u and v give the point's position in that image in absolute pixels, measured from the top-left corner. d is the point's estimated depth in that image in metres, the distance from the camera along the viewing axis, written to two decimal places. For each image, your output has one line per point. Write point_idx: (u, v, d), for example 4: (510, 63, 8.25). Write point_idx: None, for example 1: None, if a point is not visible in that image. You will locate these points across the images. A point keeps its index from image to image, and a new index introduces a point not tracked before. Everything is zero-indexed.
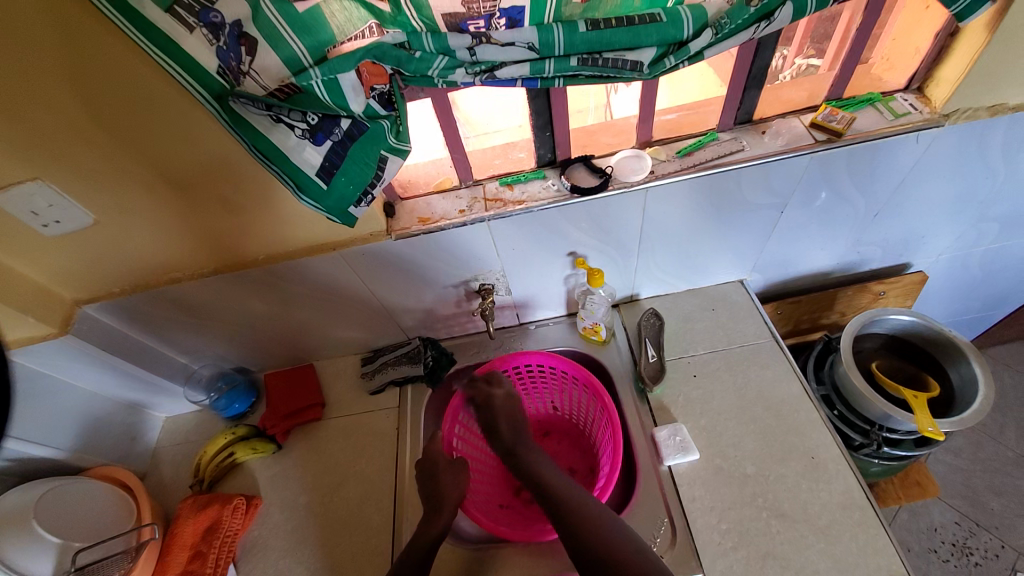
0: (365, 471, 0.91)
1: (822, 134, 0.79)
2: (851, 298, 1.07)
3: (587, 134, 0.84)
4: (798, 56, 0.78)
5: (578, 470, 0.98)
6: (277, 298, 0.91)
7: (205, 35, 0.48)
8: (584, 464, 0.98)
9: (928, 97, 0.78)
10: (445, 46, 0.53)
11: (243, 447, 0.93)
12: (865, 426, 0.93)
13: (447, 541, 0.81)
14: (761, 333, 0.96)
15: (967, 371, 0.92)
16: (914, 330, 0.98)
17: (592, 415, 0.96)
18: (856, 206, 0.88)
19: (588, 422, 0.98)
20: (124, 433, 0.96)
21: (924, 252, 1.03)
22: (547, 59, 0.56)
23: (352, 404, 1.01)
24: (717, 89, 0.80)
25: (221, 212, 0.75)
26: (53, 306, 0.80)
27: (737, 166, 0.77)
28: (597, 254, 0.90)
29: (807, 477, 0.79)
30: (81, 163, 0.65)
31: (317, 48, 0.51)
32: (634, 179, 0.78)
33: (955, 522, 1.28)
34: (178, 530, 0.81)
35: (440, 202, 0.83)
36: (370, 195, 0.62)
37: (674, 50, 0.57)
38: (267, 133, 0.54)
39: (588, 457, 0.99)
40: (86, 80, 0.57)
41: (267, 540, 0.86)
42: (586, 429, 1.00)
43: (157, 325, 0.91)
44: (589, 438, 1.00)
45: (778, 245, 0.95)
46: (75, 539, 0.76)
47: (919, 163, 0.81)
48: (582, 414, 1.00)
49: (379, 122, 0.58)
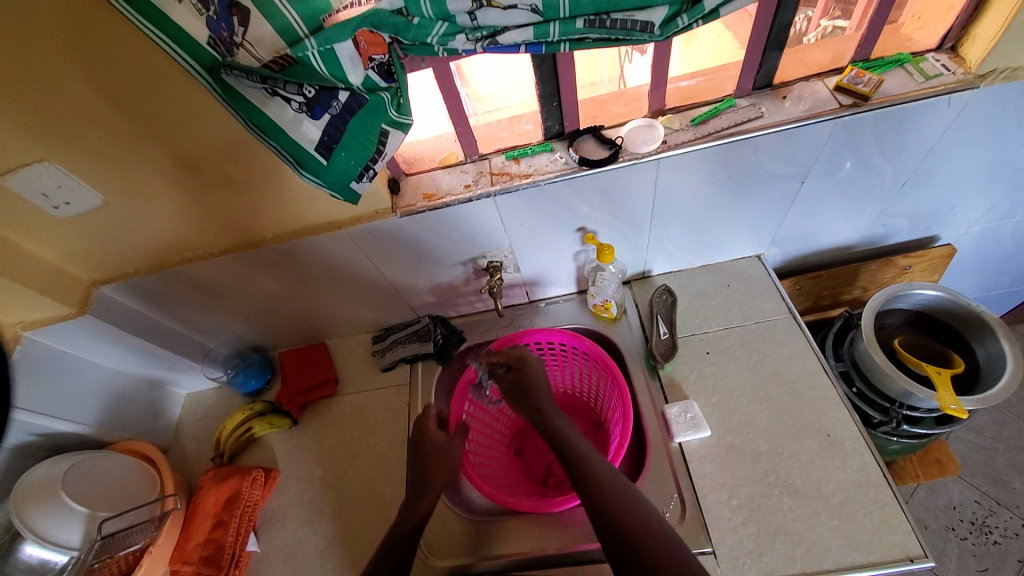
0: (378, 446, 0.93)
1: (848, 98, 0.74)
2: (875, 273, 1.03)
3: (597, 104, 0.80)
4: (823, 18, 0.73)
5: (587, 433, 1.00)
6: (289, 278, 0.91)
7: (193, 4, 0.46)
8: (588, 425, 1.01)
9: (962, 57, 0.72)
10: (445, 11, 0.51)
11: (261, 422, 0.95)
12: (885, 404, 0.90)
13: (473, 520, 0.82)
14: (777, 309, 0.94)
15: (995, 348, 0.88)
16: (940, 305, 0.95)
17: (588, 378, 0.98)
18: (884, 175, 0.83)
19: (584, 385, 1.01)
20: (147, 408, 1.00)
21: (954, 224, 0.97)
22: (552, 22, 0.54)
23: (365, 381, 1.03)
24: (734, 55, 0.75)
25: (228, 192, 0.75)
26: (71, 287, 0.82)
27: (756, 134, 0.73)
28: (608, 230, 0.88)
29: (821, 455, 0.78)
30: (89, 145, 0.65)
31: (312, 17, 0.49)
32: (645, 150, 0.75)
33: (975, 500, 1.26)
34: (201, 500, 0.86)
35: (445, 177, 0.82)
36: (373, 170, 0.61)
37: (687, 9, 0.53)
38: (263, 107, 0.53)
39: (589, 417, 1.03)
40: (88, 59, 0.56)
41: (285, 510, 0.89)
42: (584, 393, 1.03)
43: (170, 305, 0.92)
44: (587, 399, 1.03)
45: (797, 217, 0.91)
46: (101, 509, 0.80)
47: (953, 129, 0.76)
48: (575, 380, 1.02)
49: (378, 94, 0.56)
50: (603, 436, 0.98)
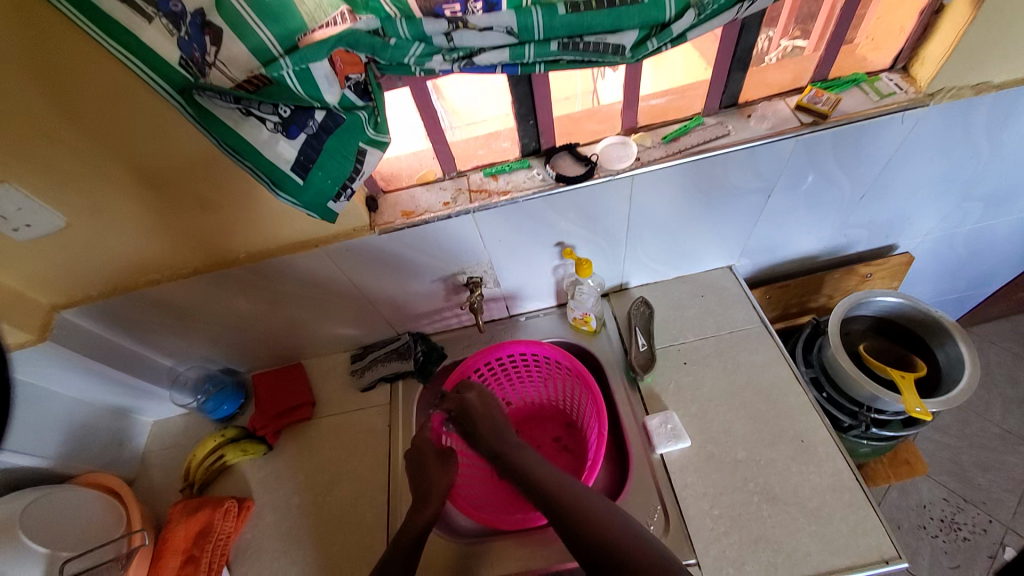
0: (358, 469, 0.91)
1: (807, 116, 0.78)
2: (839, 281, 1.08)
3: (572, 122, 0.82)
4: (783, 38, 0.76)
5: (563, 435, 1.02)
6: (263, 297, 0.89)
7: (165, 25, 0.46)
8: (562, 428, 1.03)
9: (913, 77, 0.78)
10: (421, 32, 0.52)
11: (234, 449, 0.91)
12: (854, 408, 0.94)
13: (463, 542, 0.80)
14: (750, 318, 0.96)
15: (954, 352, 0.93)
16: (901, 311, 0.99)
17: (552, 382, 1.00)
18: (842, 189, 0.88)
19: (549, 390, 1.02)
20: (110, 438, 0.95)
21: (910, 233, 1.03)
22: (527, 44, 0.55)
23: (343, 402, 1.00)
24: (702, 73, 0.78)
25: (199, 211, 0.73)
26: (30, 312, 0.78)
27: (723, 151, 0.76)
28: (585, 244, 0.89)
29: (797, 460, 0.80)
30: (51, 165, 0.62)
31: (287, 37, 0.49)
32: (620, 167, 0.77)
33: (943, 498, 1.30)
34: (170, 535, 0.81)
35: (423, 195, 0.82)
36: (350, 189, 0.61)
37: (656, 33, 0.56)
38: (236, 128, 0.52)
39: (562, 419, 1.04)
40: (53, 78, 0.55)
41: (260, 541, 0.85)
42: (550, 398, 1.04)
43: (137, 329, 0.89)
44: (554, 403, 1.04)
45: (765, 229, 0.95)
46: (62, 548, 0.74)
47: (905, 144, 0.81)
48: (539, 388, 1.03)
49: (355, 113, 0.56)
50: (579, 435, 0.99)
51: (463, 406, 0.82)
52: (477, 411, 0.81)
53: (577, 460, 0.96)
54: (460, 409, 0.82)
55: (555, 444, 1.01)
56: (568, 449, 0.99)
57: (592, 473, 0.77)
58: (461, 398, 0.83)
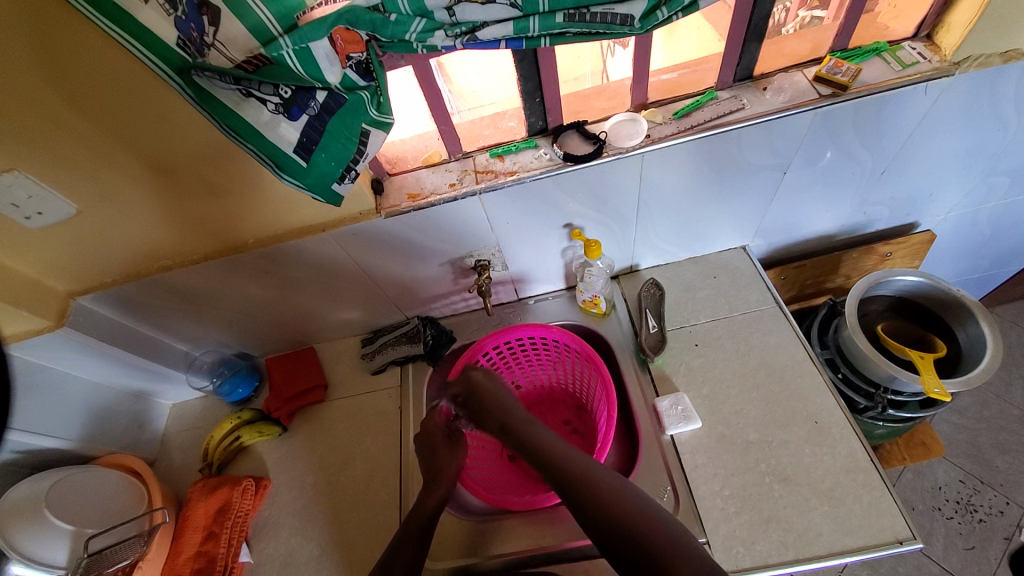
0: (370, 450, 0.93)
1: (828, 88, 0.74)
2: (857, 260, 1.05)
3: (580, 99, 0.80)
4: (801, 8, 0.73)
5: (573, 418, 1.02)
6: (274, 283, 0.90)
7: (161, 5, 0.45)
8: (572, 411, 1.03)
9: (936, 45, 0.74)
10: (422, 7, 0.50)
11: (249, 431, 0.94)
12: (870, 389, 0.92)
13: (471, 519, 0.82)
14: (764, 299, 0.94)
15: (976, 331, 0.90)
16: (921, 290, 0.96)
17: (561, 365, 1.00)
18: (863, 164, 0.84)
19: (558, 373, 1.02)
20: (131, 421, 0.98)
21: (932, 211, 0.99)
22: (532, 16, 0.53)
23: (355, 385, 1.01)
24: (716, 45, 0.75)
25: (206, 197, 0.73)
26: (48, 299, 0.80)
27: (738, 126, 0.74)
28: (594, 225, 0.88)
29: (810, 442, 0.79)
30: (61, 153, 0.63)
31: (285, 15, 0.48)
32: (629, 144, 0.75)
33: (960, 480, 1.29)
34: (190, 512, 0.84)
35: (429, 176, 0.81)
36: (354, 171, 0.60)
37: (666, 2, 0.53)
38: (237, 109, 0.51)
39: (572, 402, 1.04)
40: (56, 64, 0.55)
41: (277, 519, 0.88)
42: (559, 381, 1.04)
43: (153, 315, 0.90)
44: (564, 386, 1.04)
45: (781, 207, 0.92)
46: (87, 526, 0.77)
47: (930, 117, 0.78)
48: (549, 371, 1.03)
49: (357, 93, 0.55)
50: (589, 417, 0.99)
51: (470, 384, 0.78)
52: (485, 387, 0.77)
53: (587, 442, 0.97)
54: (467, 389, 0.78)
55: (565, 426, 1.01)
56: (577, 431, 0.99)
57: (605, 448, 0.78)
58: (467, 377, 0.79)
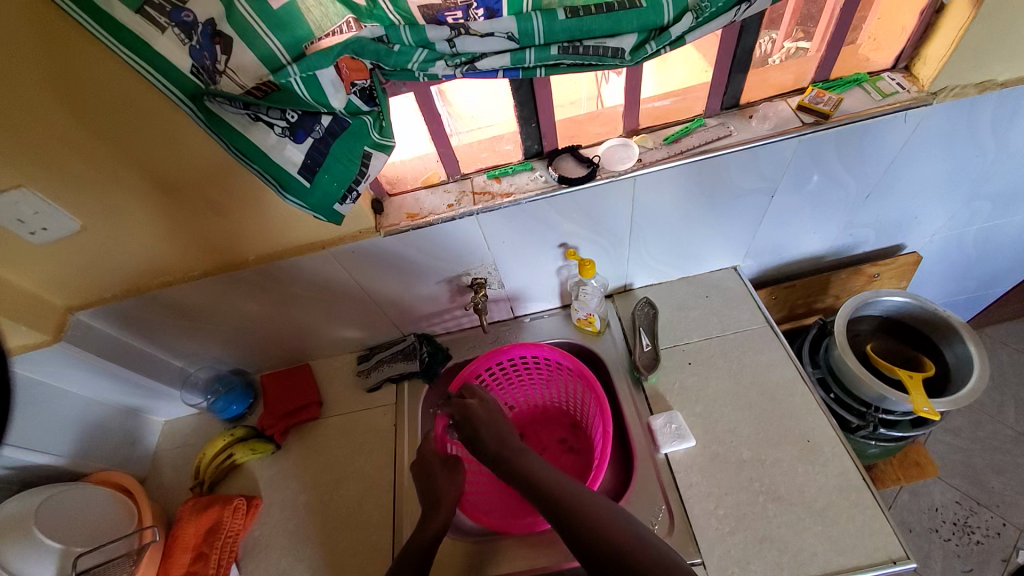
0: (364, 468, 0.92)
1: (811, 116, 0.78)
2: (846, 281, 1.07)
3: (575, 125, 0.83)
4: (786, 40, 0.77)
5: (569, 437, 1.01)
6: (272, 299, 0.91)
7: (177, 34, 0.48)
8: (567, 429, 1.02)
9: (914, 76, 0.78)
10: (424, 38, 0.53)
11: (243, 448, 0.93)
12: (862, 408, 0.93)
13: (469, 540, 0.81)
14: (755, 318, 0.96)
15: (962, 350, 0.92)
16: (908, 310, 0.99)
17: (553, 382, 1.01)
18: (847, 188, 0.88)
19: (552, 391, 1.03)
20: (123, 438, 0.97)
21: (917, 233, 1.02)
22: (528, 49, 0.56)
23: (350, 402, 1.01)
24: (703, 75, 0.79)
25: (210, 215, 0.75)
26: (47, 313, 0.80)
27: (726, 151, 0.77)
28: (588, 245, 0.90)
29: (803, 460, 0.79)
30: (70, 171, 0.65)
31: (294, 44, 0.50)
32: (621, 168, 0.78)
33: (956, 501, 1.28)
34: (181, 531, 0.82)
35: (428, 197, 0.83)
36: (356, 191, 0.62)
37: (654, 36, 0.57)
38: (246, 133, 0.54)
39: (567, 420, 1.03)
40: (72, 87, 0.57)
41: (268, 539, 0.86)
42: (553, 399, 1.04)
43: (150, 330, 0.91)
44: (557, 404, 1.04)
45: (768, 230, 0.95)
46: (76, 544, 0.76)
47: (908, 144, 0.81)
48: (541, 390, 1.03)
49: (361, 118, 0.57)
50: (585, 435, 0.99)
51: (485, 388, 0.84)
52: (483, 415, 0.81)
53: (584, 460, 0.96)
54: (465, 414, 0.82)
55: (560, 445, 1.00)
56: (573, 449, 0.99)
57: (599, 472, 0.78)
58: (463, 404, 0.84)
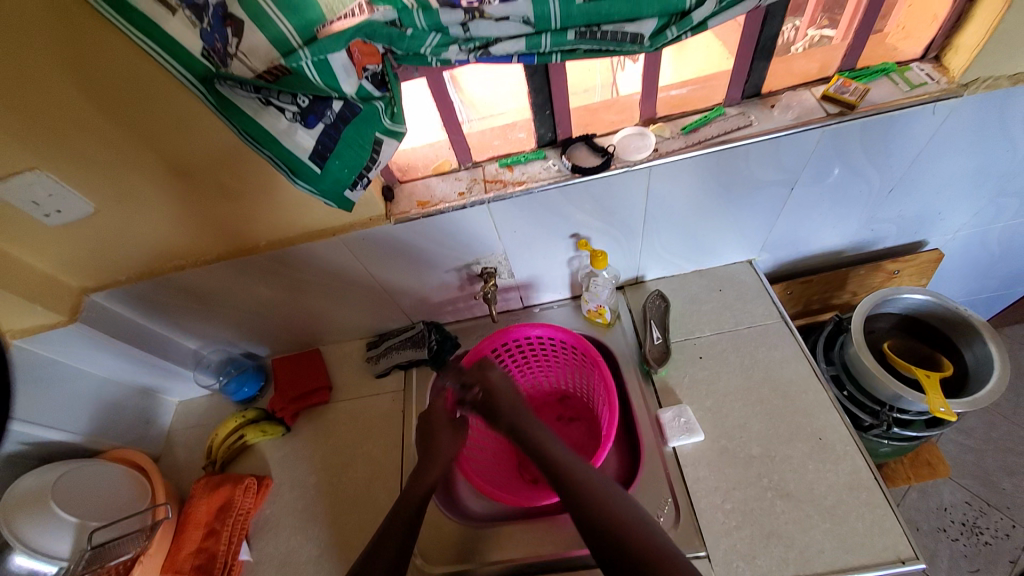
0: (372, 453, 0.93)
1: (835, 107, 0.75)
2: (864, 277, 1.04)
3: (590, 112, 0.81)
4: (811, 27, 0.74)
5: (567, 412, 1.04)
6: (283, 285, 0.91)
7: (187, 16, 0.47)
8: (559, 404, 1.05)
9: (946, 66, 0.74)
10: (437, 22, 0.51)
11: (254, 430, 0.95)
12: (875, 407, 0.91)
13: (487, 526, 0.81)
14: (769, 313, 0.95)
15: (982, 351, 0.90)
16: (928, 309, 0.96)
17: (536, 365, 1.02)
18: (870, 183, 0.85)
19: (535, 376, 1.04)
20: (138, 417, 0.99)
21: (939, 230, 0.99)
22: (544, 33, 0.54)
23: (359, 388, 1.02)
24: (726, 62, 0.76)
25: (222, 200, 0.75)
26: (62, 294, 0.82)
27: (746, 142, 0.74)
28: (600, 236, 0.89)
29: (813, 458, 0.79)
30: (84, 154, 0.65)
31: (306, 27, 0.49)
32: (637, 158, 0.76)
33: (966, 502, 1.27)
34: (193, 509, 0.85)
35: (439, 184, 0.82)
36: (366, 177, 0.61)
37: (676, 21, 0.55)
38: (258, 118, 0.53)
39: (555, 395, 1.06)
40: (86, 71, 0.57)
41: (278, 519, 0.88)
42: (538, 385, 1.06)
43: (163, 311, 0.92)
44: (542, 387, 1.06)
45: (786, 224, 0.92)
46: (92, 519, 0.79)
47: (936, 138, 0.78)
48: (525, 380, 1.04)
49: (372, 103, 0.56)
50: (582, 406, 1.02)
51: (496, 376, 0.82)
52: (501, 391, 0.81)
53: (589, 425, 1.00)
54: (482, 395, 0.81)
55: (560, 421, 1.03)
56: (574, 419, 1.02)
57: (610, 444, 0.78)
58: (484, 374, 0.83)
